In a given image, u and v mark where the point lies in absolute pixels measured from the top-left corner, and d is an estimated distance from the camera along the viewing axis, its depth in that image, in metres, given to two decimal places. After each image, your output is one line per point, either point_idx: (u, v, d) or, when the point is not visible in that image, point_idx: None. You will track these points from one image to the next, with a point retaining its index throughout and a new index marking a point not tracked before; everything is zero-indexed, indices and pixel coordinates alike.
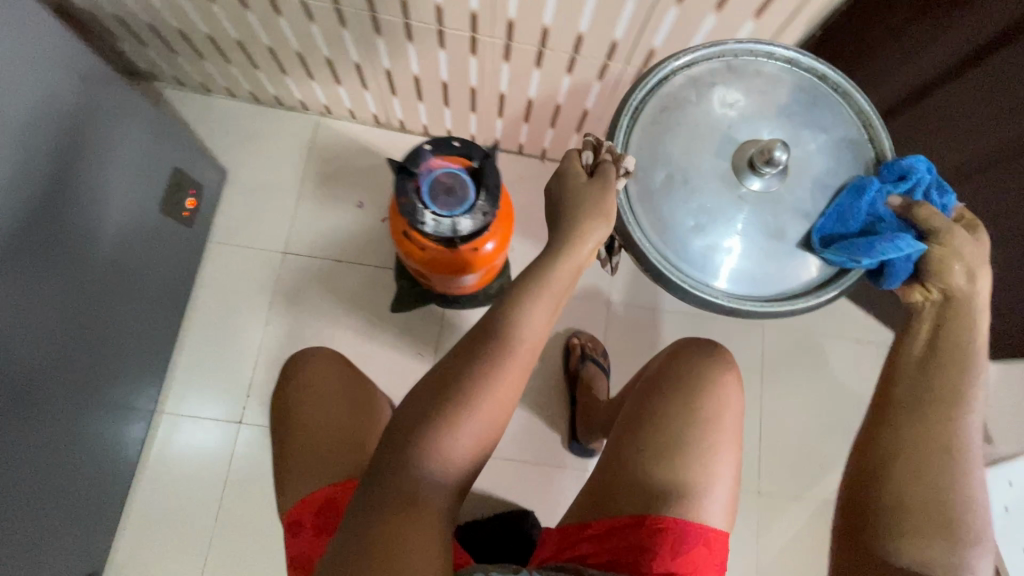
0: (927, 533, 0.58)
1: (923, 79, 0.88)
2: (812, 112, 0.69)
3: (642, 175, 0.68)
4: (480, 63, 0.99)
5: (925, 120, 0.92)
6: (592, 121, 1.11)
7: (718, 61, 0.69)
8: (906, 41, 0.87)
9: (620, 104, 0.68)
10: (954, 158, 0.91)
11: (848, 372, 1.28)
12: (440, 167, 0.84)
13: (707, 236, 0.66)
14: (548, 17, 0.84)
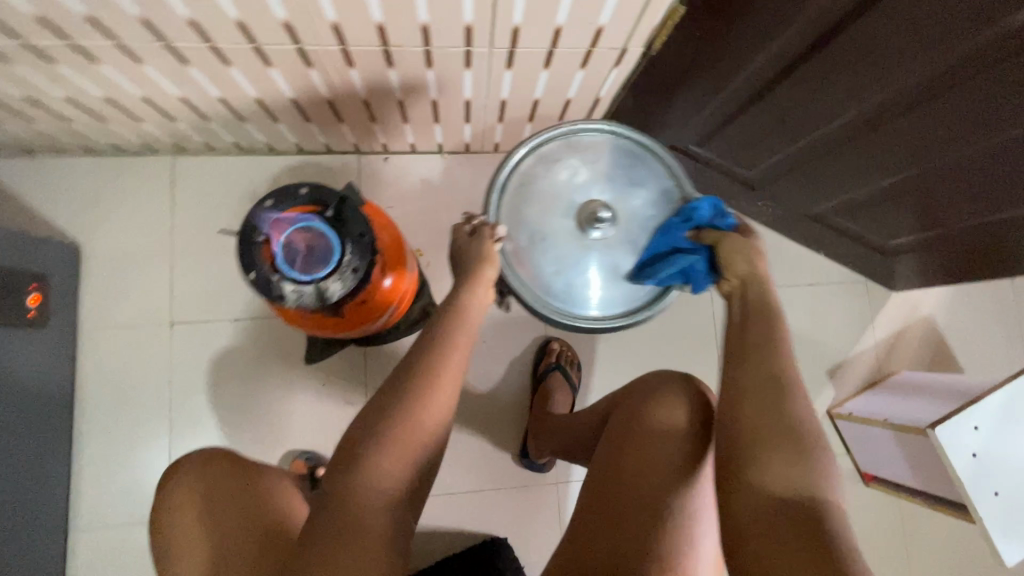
0: (774, 440, 0.52)
1: (811, 33, 0.70)
2: (636, 168, 0.83)
3: (512, 234, 0.81)
4: (323, 73, 0.81)
5: (824, 75, 0.75)
6: (478, 109, 0.94)
7: (562, 139, 0.82)
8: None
9: (489, 183, 0.81)
10: (909, 77, 0.69)
11: (807, 321, 1.22)
12: (295, 223, 0.70)
13: (567, 278, 0.81)
14: (378, 14, 0.68)
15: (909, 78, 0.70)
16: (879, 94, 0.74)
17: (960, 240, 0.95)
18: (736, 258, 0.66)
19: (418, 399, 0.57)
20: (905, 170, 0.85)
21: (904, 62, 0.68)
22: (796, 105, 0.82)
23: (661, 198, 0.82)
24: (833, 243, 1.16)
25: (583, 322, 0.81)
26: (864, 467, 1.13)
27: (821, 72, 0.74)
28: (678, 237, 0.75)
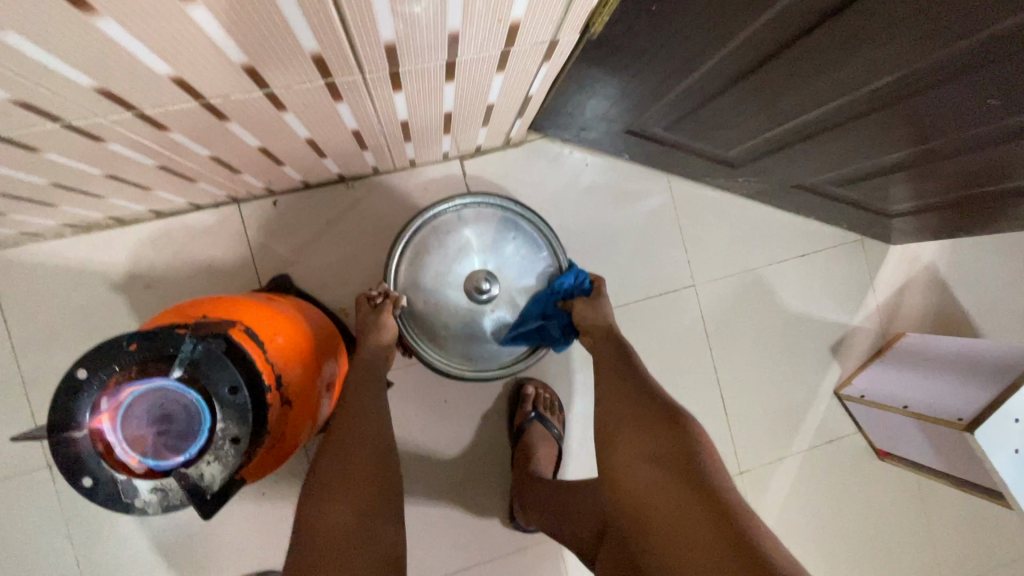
0: (645, 416, 0.57)
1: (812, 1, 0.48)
2: (522, 235, 0.84)
3: (410, 299, 0.81)
4: (130, 144, 0.56)
5: (828, 51, 0.54)
6: (370, 134, 0.70)
7: (453, 212, 0.83)
8: None
9: (387, 256, 0.80)
10: (945, 44, 0.49)
11: (801, 297, 1.07)
12: (157, 382, 0.49)
13: (457, 337, 0.82)
14: (164, 66, 0.42)
15: (971, 40, 0.48)
16: (900, 70, 0.54)
17: (978, 204, 0.81)
18: (590, 312, 0.75)
19: (372, 402, 0.64)
20: (932, 143, 0.67)
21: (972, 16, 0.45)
22: (796, 78, 0.60)
23: (539, 264, 0.84)
24: (826, 210, 1.00)
25: (471, 372, 0.82)
26: (879, 444, 1.04)
27: (841, 41, 0.52)
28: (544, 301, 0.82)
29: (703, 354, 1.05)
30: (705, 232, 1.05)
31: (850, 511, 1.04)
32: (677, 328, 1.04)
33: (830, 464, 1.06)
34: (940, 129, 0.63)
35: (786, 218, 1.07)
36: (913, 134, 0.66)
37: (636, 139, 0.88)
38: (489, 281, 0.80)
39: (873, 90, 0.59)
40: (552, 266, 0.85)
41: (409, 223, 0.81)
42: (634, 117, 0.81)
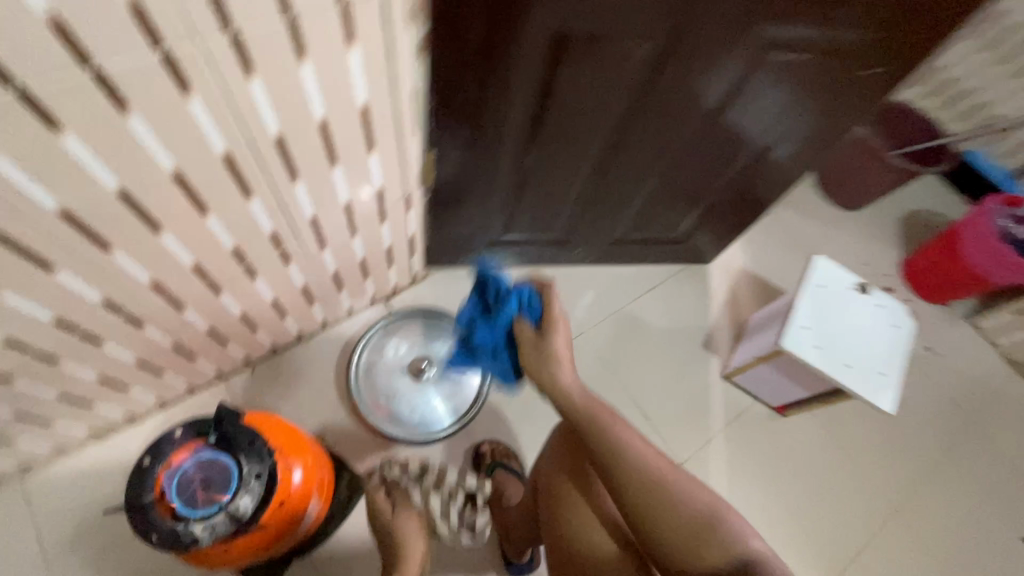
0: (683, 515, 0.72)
1: (523, 131, 0.91)
2: (435, 326, 1.21)
3: (375, 397, 1.14)
4: (157, 326, 0.86)
5: (550, 152, 0.97)
6: (312, 287, 1.04)
7: (384, 330, 1.19)
8: (486, 121, 0.87)
9: (349, 376, 1.15)
10: (600, 129, 0.93)
11: (665, 315, 1.42)
12: (198, 452, 0.73)
13: (417, 412, 1.14)
14: (188, 256, 0.76)
15: (615, 112, 0.89)
16: (590, 149, 0.98)
17: (716, 208, 1.24)
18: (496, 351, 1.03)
19: None
20: (656, 176, 1.09)
21: (603, 104, 0.87)
22: (551, 169, 1.03)
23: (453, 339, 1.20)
24: (647, 253, 1.41)
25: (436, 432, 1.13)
26: (774, 404, 1.29)
27: (552, 145, 0.95)
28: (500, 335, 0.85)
29: (613, 381, 1.32)
30: (577, 296, 1.42)
31: (774, 466, 1.27)
32: (584, 368, 1.33)
33: (743, 431, 1.29)
34: (645, 170, 1.07)
35: (629, 268, 1.47)
36: (637, 179, 1.09)
37: (496, 245, 1.29)
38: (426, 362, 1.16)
39: (589, 163, 1.02)
40: None
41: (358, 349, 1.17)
42: (486, 230, 1.22)
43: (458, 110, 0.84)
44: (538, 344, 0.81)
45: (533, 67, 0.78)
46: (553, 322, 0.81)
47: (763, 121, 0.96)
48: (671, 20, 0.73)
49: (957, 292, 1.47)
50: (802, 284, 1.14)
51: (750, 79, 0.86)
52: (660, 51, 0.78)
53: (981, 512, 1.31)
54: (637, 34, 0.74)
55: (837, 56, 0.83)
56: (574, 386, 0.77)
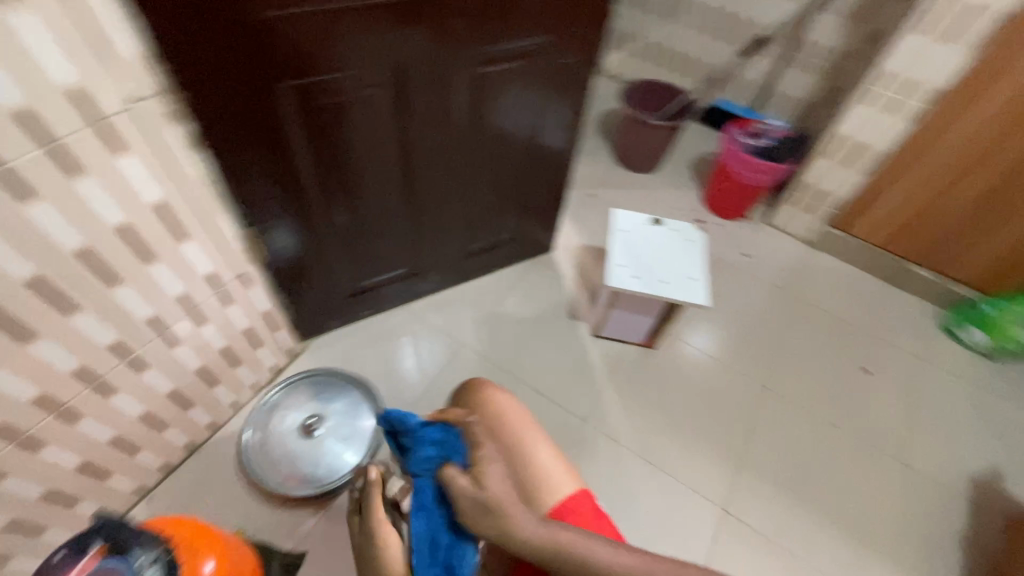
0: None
1: (324, 185, 1.08)
2: (315, 385, 1.27)
3: (277, 470, 1.16)
4: (18, 477, 0.85)
5: (357, 196, 1.14)
6: (183, 388, 1.08)
7: (266, 408, 1.23)
8: (286, 185, 1.02)
9: (243, 462, 1.16)
10: (387, 164, 1.12)
11: (530, 306, 1.60)
12: (87, 562, 0.73)
13: (322, 465, 1.17)
14: (30, 390, 0.79)
15: (388, 143, 1.08)
16: (390, 183, 1.16)
17: (526, 203, 1.48)
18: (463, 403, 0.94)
19: None
20: (458, 190, 1.29)
21: (376, 139, 1.05)
22: (365, 211, 1.19)
23: (335, 390, 1.27)
24: (494, 258, 1.61)
25: (347, 473, 1.16)
26: (641, 339, 1.50)
27: (355, 189, 1.13)
28: (430, 504, 0.65)
29: (503, 375, 1.45)
30: (448, 318, 1.56)
31: (658, 391, 1.45)
32: (477, 374, 1.45)
33: (625, 373, 1.47)
34: (448, 189, 1.27)
35: (486, 279, 1.65)
36: (446, 198, 1.29)
37: (356, 297, 1.41)
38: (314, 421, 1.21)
39: (397, 195, 1.20)
40: (348, 386, 1.28)
41: (245, 435, 1.19)
42: (340, 286, 1.35)
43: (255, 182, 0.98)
44: (478, 495, 0.60)
45: (302, 129, 0.95)
46: (486, 463, 0.64)
47: (515, 122, 1.20)
48: (393, 63, 0.95)
49: (743, 206, 1.83)
50: (611, 235, 1.37)
51: (483, 92, 1.10)
52: (397, 89, 0.99)
53: (827, 360, 1.57)
54: (371, 79, 0.95)
55: (535, 59, 1.10)
56: (530, 525, 0.59)
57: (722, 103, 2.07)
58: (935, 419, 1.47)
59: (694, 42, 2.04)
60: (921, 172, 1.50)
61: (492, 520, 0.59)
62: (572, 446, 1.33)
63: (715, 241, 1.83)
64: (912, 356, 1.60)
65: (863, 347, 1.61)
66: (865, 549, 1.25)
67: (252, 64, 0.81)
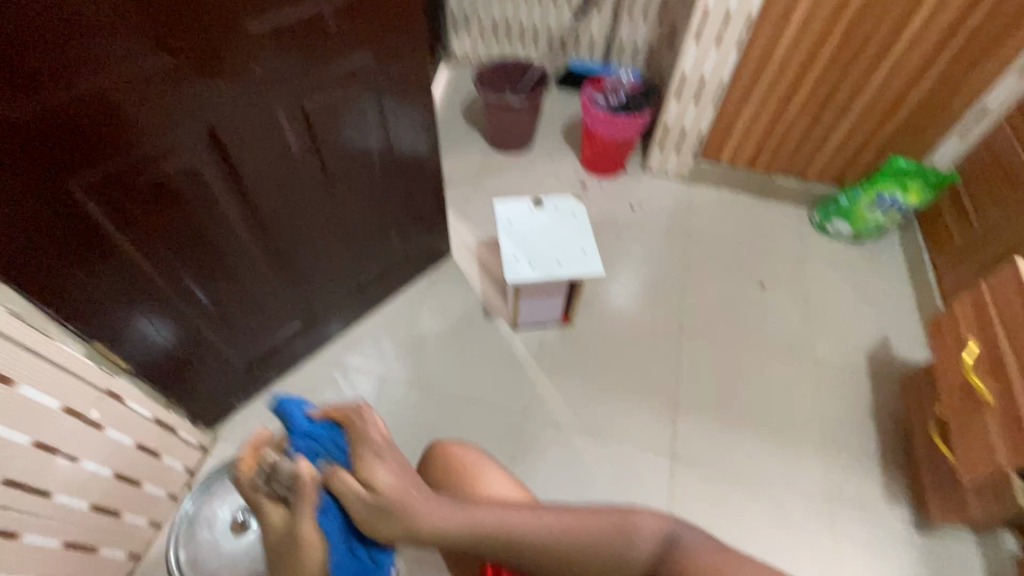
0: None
1: (170, 267, 0.98)
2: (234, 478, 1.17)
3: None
4: None
5: (214, 266, 1.06)
6: (82, 531, 0.97)
7: (187, 521, 1.12)
8: (122, 280, 0.92)
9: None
10: (236, 225, 1.04)
11: (443, 316, 1.57)
12: None
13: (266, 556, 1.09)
14: None
15: (230, 203, 1.00)
16: (246, 243, 1.08)
17: (407, 218, 1.44)
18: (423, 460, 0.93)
19: None
20: (328, 227, 1.24)
21: (214, 204, 0.98)
22: (230, 278, 1.11)
23: None
24: (394, 281, 1.56)
25: None
26: (559, 317, 1.53)
27: (209, 260, 1.04)
28: (335, 505, 0.59)
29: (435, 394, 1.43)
30: (364, 354, 1.50)
31: (586, 362, 1.49)
32: (408, 402, 1.41)
33: (552, 354, 1.50)
34: (315, 229, 1.21)
35: (393, 303, 1.60)
36: (316, 239, 1.23)
37: (255, 364, 1.32)
38: (245, 512, 1.12)
39: (259, 252, 1.13)
40: None
41: (173, 559, 1.08)
42: (232, 362, 1.25)
43: (85, 285, 0.88)
44: (368, 500, 0.57)
45: (119, 218, 0.86)
46: (372, 464, 0.58)
47: (362, 145, 1.15)
48: (203, 122, 0.87)
49: (619, 161, 1.88)
50: (498, 228, 1.37)
51: (317, 126, 1.04)
52: (216, 146, 0.91)
53: (727, 283, 1.68)
54: (182, 144, 0.87)
55: (361, 79, 1.05)
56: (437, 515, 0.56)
57: (575, 65, 2.12)
58: (826, 310, 1.63)
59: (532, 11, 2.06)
60: (761, 91, 1.61)
61: (390, 523, 0.56)
62: (519, 443, 1.35)
63: (603, 201, 1.88)
64: (795, 258, 1.75)
65: (754, 263, 1.73)
66: (797, 445, 1.37)
67: (25, 169, 0.72)
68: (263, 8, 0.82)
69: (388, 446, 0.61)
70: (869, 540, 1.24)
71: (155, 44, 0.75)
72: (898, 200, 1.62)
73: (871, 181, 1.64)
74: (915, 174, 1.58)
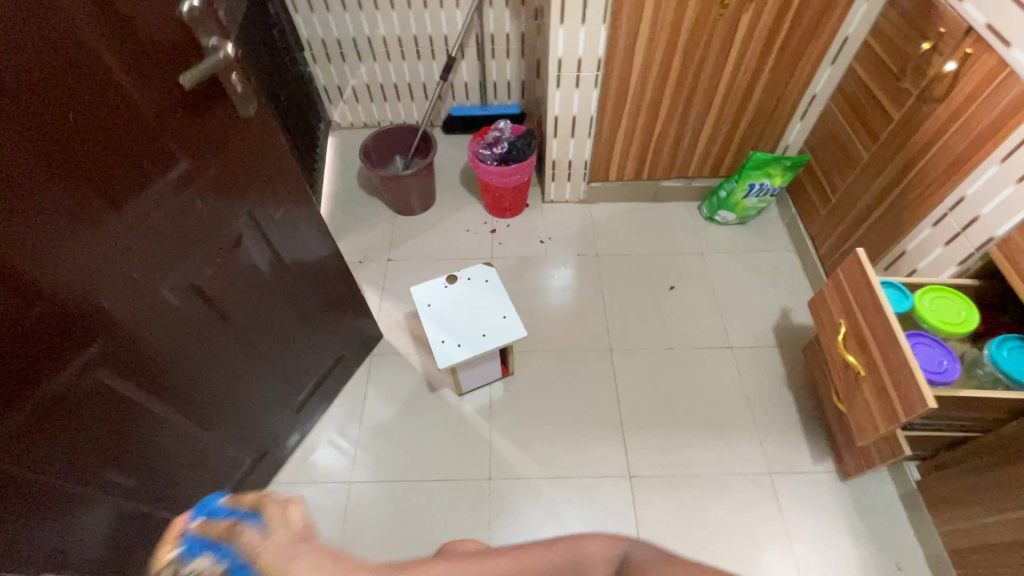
0: None
1: (97, 468, 0.94)
2: None
3: None
4: None
5: (139, 447, 1.02)
6: None
7: None
8: (50, 504, 0.87)
9: None
10: (150, 402, 1.01)
11: (391, 399, 1.62)
12: None
13: None
14: None
15: (152, 393, 1.01)
16: (165, 412, 1.05)
17: (323, 322, 1.45)
18: None
19: None
20: (248, 361, 1.23)
21: (137, 401, 0.98)
22: (159, 450, 1.07)
23: None
24: (334, 380, 1.59)
25: None
26: (500, 373, 1.62)
27: (134, 444, 1.00)
28: None
29: (403, 481, 1.48)
30: (323, 461, 1.52)
31: (534, 406, 1.59)
32: (379, 498, 1.46)
33: (501, 409, 1.59)
34: (233, 369, 1.20)
35: (339, 400, 1.62)
36: (235, 378, 1.21)
37: None
38: None
39: (180, 414, 1.09)
40: None
41: None
42: None
43: (17, 526, 0.82)
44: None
45: (31, 450, 0.81)
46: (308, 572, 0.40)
47: (255, 278, 1.15)
48: (89, 326, 0.84)
49: (518, 202, 1.98)
50: (419, 314, 1.41)
51: (204, 280, 1.03)
52: (109, 347, 0.89)
53: (642, 293, 1.82)
54: (88, 368, 0.87)
55: (236, 225, 1.05)
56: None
57: (456, 110, 2.19)
58: (732, 295, 1.81)
59: (401, 69, 2.11)
60: (629, 114, 1.74)
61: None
62: (491, 507, 1.43)
63: (514, 241, 1.97)
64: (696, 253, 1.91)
65: (662, 268, 1.88)
66: (733, 431, 1.54)
67: None
68: (115, 203, 0.81)
69: (311, 539, 0.44)
70: (806, 500, 1.43)
71: (20, 280, 0.72)
72: (766, 185, 1.81)
73: (740, 173, 1.81)
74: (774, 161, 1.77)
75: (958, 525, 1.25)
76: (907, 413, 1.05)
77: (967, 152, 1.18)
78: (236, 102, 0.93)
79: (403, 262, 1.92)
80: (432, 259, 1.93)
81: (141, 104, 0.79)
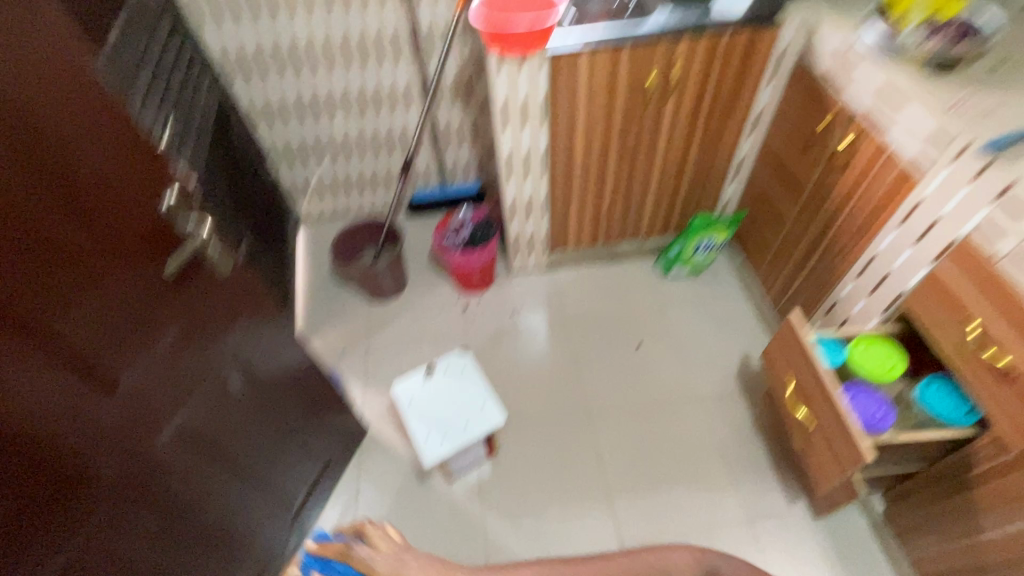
0: None
1: None
2: None
3: None
4: None
5: None
6: None
7: None
8: None
9: None
10: (133, 548, 1.00)
11: (384, 492, 1.66)
12: None
13: None
14: None
15: (142, 540, 1.02)
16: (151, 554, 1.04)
17: (306, 425, 1.48)
18: None
19: None
20: (232, 480, 1.24)
21: (127, 552, 0.99)
22: None
23: None
24: (326, 481, 1.63)
25: None
26: (486, 452, 1.68)
27: None
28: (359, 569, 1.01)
29: None
30: None
31: (524, 481, 1.66)
32: None
33: (492, 490, 1.65)
34: (219, 493, 1.21)
35: (334, 500, 1.66)
36: (222, 500, 1.22)
37: None
38: None
39: (168, 552, 1.09)
40: None
41: None
42: None
43: None
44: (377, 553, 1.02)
45: None
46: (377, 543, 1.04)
47: (228, 399, 1.17)
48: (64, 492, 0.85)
49: (486, 280, 2.09)
50: (403, 412, 1.48)
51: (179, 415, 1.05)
52: (85, 505, 0.89)
53: (613, 354, 1.93)
54: (92, 532, 0.92)
55: (207, 355, 1.08)
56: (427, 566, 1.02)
57: (418, 195, 2.32)
58: (695, 347, 1.93)
59: (364, 164, 2.23)
60: (577, 190, 1.87)
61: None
62: None
63: (487, 316, 2.07)
64: (658, 309, 2.04)
65: (628, 327, 1.99)
66: (712, 483, 1.63)
67: None
68: (82, 367, 0.84)
69: (393, 546, 1.04)
70: (787, 544, 1.52)
71: None
72: (711, 242, 1.96)
73: (686, 233, 1.96)
74: (714, 221, 1.93)
75: (924, 554, 1.35)
76: (855, 463, 1.18)
77: (871, 217, 1.34)
78: (214, 266, 1.03)
79: (383, 349, 2.00)
80: (411, 344, 2.01)
81: (107, 276, 0.83)
